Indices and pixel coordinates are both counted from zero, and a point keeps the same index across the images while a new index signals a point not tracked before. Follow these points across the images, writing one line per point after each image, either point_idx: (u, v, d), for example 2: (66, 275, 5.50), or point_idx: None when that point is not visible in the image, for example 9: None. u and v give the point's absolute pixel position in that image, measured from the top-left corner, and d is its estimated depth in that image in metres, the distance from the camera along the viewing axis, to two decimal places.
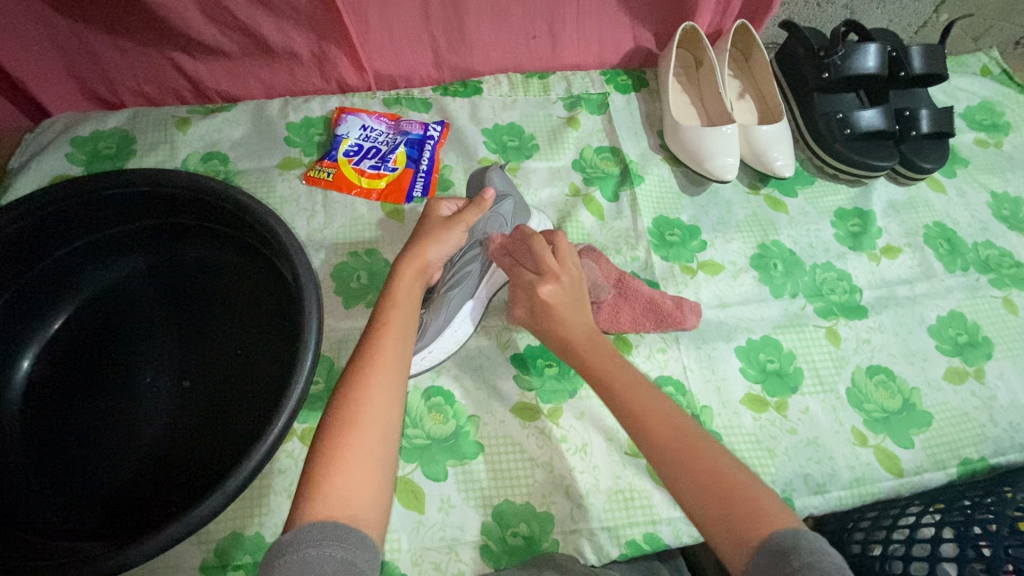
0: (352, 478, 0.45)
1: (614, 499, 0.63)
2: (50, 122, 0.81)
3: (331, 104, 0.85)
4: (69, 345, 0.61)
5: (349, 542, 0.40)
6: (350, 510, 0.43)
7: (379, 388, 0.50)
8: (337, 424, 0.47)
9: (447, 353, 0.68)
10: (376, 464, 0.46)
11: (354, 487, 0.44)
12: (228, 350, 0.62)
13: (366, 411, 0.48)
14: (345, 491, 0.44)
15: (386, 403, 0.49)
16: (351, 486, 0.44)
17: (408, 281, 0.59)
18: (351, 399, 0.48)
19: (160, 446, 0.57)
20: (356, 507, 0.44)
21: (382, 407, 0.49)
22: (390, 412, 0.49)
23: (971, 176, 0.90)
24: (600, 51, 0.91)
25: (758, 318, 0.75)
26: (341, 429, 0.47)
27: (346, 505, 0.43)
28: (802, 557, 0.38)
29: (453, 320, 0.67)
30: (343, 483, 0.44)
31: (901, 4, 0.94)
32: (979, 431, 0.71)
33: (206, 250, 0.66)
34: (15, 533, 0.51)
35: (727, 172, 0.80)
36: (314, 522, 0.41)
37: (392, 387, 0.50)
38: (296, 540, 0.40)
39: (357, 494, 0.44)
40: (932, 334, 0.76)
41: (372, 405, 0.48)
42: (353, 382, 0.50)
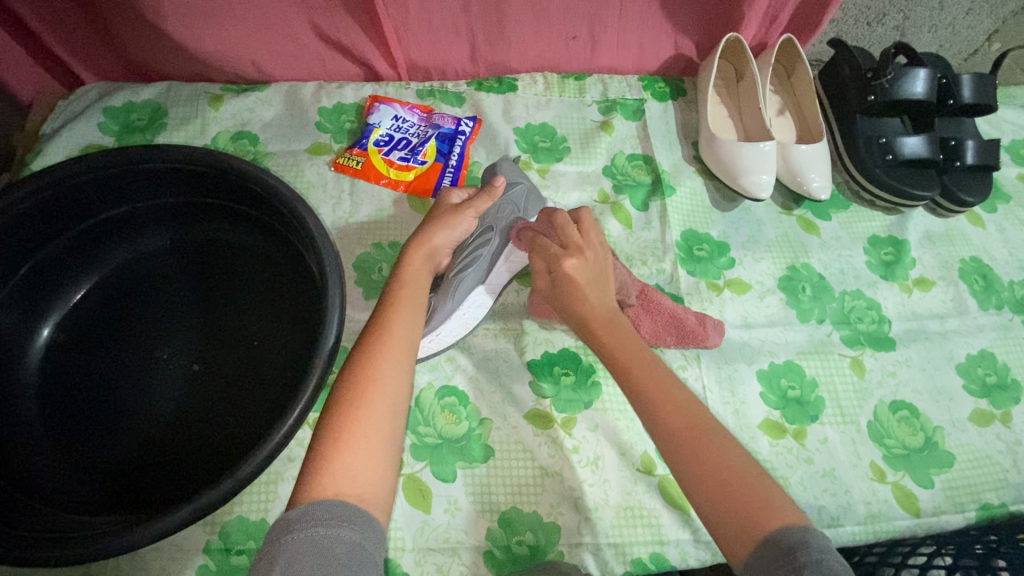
0: (361, 457, 0.44)
1: (623, 516, 0.62)
2: (85, 89, 0.81)
3: (364, 91, 0.84)
4: (89, 317, 0.61)
5: (357, 525, 0.40)
6: (358, 490, 0.42)
7: (388, 367, 0.49)
8: (345, 402, 0.46)
9: (455, 337, 0.67)
10: (385, 445, 0.46)
11: (363, 466, 0.44)
12: (247, 334, 0.61)
13: (376, 389, 0.47)
14: (353, 469, 0.43)
15: (395, 384, 0.49)
16: (358, 463, 0.43)
17: (416, 265, 0.59)
18: (360, 377, 0.48)
19: (173, 425, 0.57)
20: (365, 487, 0.43)
21: (391, 386, 0.48)
22: (398, 391, 0.49)
23: (1012, 213, 0.88)
24: (640, 56, 0.89)
25: (782, 341, 0.74)
26: (348, 407, 0.46)
27: (354, 483, 0.42)
28: (810, 554, 0.36)
29: (463, 304, 0.66)
30: (350, 459, 0.43)
31: (953, 30, 0.91)
32: (1001, 476, 0.69)
33: (230, 232, 0.65)
34: (25, 502, 0.51)
35: (761, 190, 0.79)
36: (323, 500, 0.40)
37: (400, 368, 0.50)
38: (304, 517, 0.39)
39: (365, 472, 0.43)
40: (961, 372, 0.74)
41: (382, 386, 0.48)
42: (362, 360, 0.49)
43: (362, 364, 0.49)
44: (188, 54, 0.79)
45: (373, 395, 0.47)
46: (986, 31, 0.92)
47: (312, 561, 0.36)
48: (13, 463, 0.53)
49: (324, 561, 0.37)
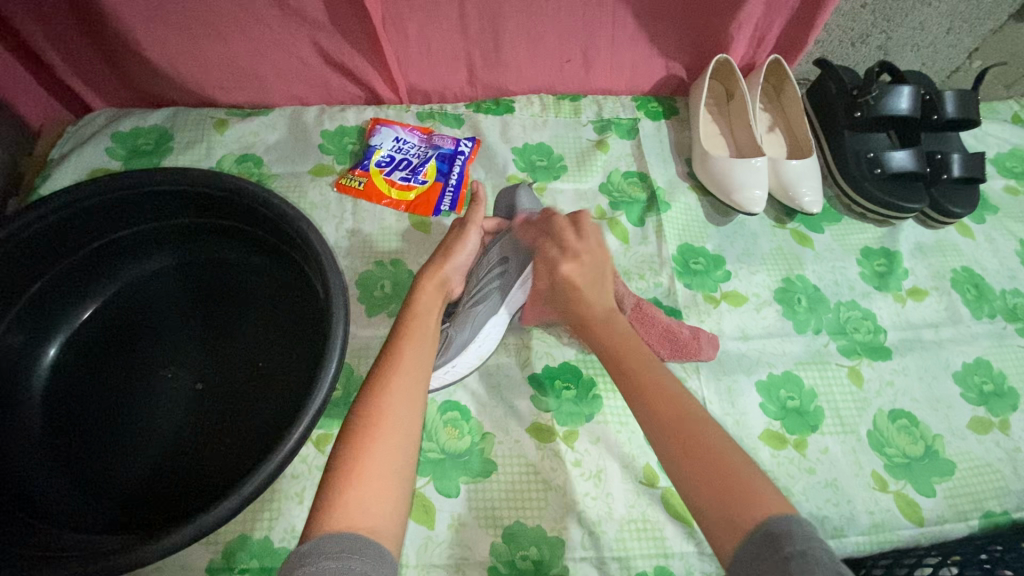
0: (372, 490, 0.44)
1: (628, 529, 0.62)
2: (92, 115, 0.83)
3: (366, 114, 0.86)
4: (94, 337, 0.62)
5: (366, 556, 0.39)
6: (368, 521, 0.42)
7: (398, 398, 0.50)
8: (357, 436, 0.47)
9: (470, 368, 0.67)
10: (395, 475, 0.46)
11: (374, 497, 0.44)
12: (251, 353, 0.62)
13: (388, 419, 0.48)
14: (365, 500, 0.43)
15: (407, 412, 0.49)
16: (369, 497, 0.44)
17: (427, 294, 0.61)
18: (371, 409, 0.49)
19: (175, 444, 0.57)
20: (376, 518, 0.43)
21: (403, 414, 0.49)
22: (410, 419, 0.49)
23: (1000, 224, 0.90)
24: (633, 78, 0.92)
25: (780, 352, 0.74)
26: (359, 441, 0.47)
27: (365, 517, 0.43)
28: (794, 544, 0.37)
29: (478, 333, 0.67)
30: (362, 493, 0.44)
31: (935, 49, 0.94)
32: (1002, 483, 0.69)
33: (234, 251, 0.67)
34: (29, 521, 0.51)
35: (754, 204, 0.81)
36: (333, 531, 0.40)
37: (411, 400, 0.50)
38: (314, 551, 0.39)
39: (375, 505, 0.44)
40: (957, 381, 0.75)
41: (393, 418, 0.48)
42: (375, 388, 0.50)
43: (373, 397, 0.49)
44: (194, 80, 0.81)
45: (386, 424, 0.48)
46: (966, 49, 0.95)
47: None
48: (17, 482, 0.53)
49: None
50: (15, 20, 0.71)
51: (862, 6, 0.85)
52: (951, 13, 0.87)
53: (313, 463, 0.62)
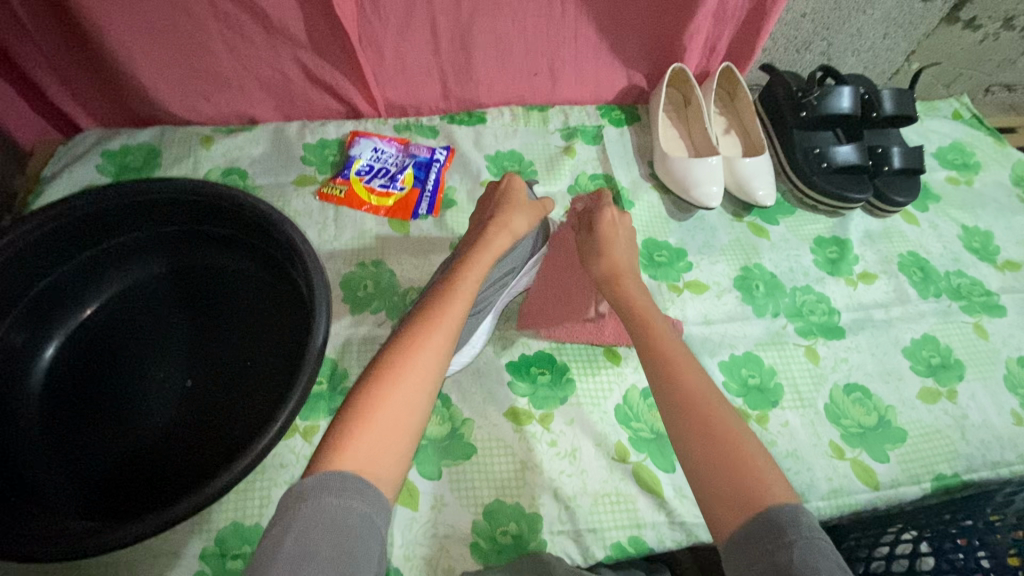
0: (379, 440, 0.47)
1: (601, 502, 0.66)
2: (82, 135, 0.87)
3: (345, 127, 0.91)
4: (89, 338, 0.65)
5: (367, 497, 0.43)
6: (373, 470, 0.45)
7: (423, 357, 0.51)
8: (375, 387, 0.49)
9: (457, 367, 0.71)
10: (404, 430, 0.48)
11: (381, 448, 0.46)
12: (240, 349, 0.66)
13: (408, 378, 0.50)
14: (372, 450, 0.46)
15: (429, 375, 0.51)
16: (377, 446, 0.46)
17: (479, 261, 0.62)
18: (394, 364, 0.51)
19: (170, 435, 0.60)
20: (379, 468, 0.46)
21: (423, 375, 0.51)
22: (430, 380, 0.51)
23: (942, 211, 0.97)
24: (596, 87, 0.98)
25: (741, 334, 0.79)
26: (377, 392, 0.49)
27: (371, 464, 0.45)
28: (799, 531, 0.41)
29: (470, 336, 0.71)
30: (370, 441, 0.46)
31: (874, 53, 1.02)
32: (952, 448, 0.74)
33: (221, 256, 0.70)
34: (28, 508, 0.54)
35: (711, 200, 0.86)
36: (338, 472, 0.43)
37: (434, 364, 0.52)
38: (319, 487, 0.42)
39: (381, 455, 0.46)
40: (907, 355, 0.80)
41: (413, 376, 0.50)
42: (404, 348, 0.52)
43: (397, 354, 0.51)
44: (181, 99, 0.86)
45: (403, 382, 0.50)
46: (903, 52, 1.03)
47: (324, 530, 0.40)
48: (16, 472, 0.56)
49: (333, 529, 0.40)
50: (9, 43, 0.75)
51: (803, 16, 0.92)
52: (884, 20, 0.95)
53: (300, 452, 0.65)
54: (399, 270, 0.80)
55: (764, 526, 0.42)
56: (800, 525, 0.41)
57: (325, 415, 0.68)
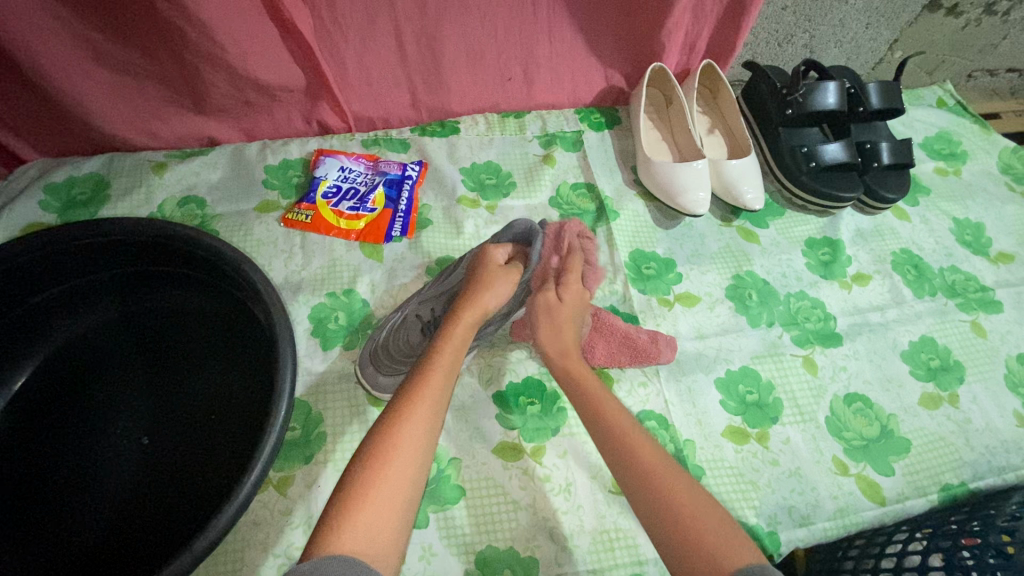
0: (380, 516, 0.44)
1: (600, 540, 0.62)
2: (23, 169, 0.80)
3: (309, 146, 0.86)
4: (36, 398, 0.59)
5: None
6: (372, 549, 0.42)
7: (416, 422, 0.49)
8: (370, 460, 0.46)
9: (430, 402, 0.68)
10: (402, 502, 0.46)
11: (380, 525, 0.43)
12: (203, 401, 0.60)
13: (404, 448, 0.47)
14: (371, 526, 0.43)
15: (421, 442, 0.48)
16: (377, 523, 0.43)
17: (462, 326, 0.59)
18: (389, 432, 0.48)
19: (128, 503, 0.55)
20: (378, 545, 0.43)
21: (417, 443, 0.48)
22: (424, 447, 0.48)
23: (933, 204, 0.94)
24: (574, 90, 0.94)
25: (736, 348, 0.76)
26: (373, 464, 0.46)
27: (371, 543, 0.42)
28: None
29: None
30: (370, 518, 0.43)
31: (857, 43, 0.99)
32: (956, 455, 0.72)
33: (179, 298, 0.65)
34: None
35: (699, 206, 0.83)
36: (336, 555, 0.40)
37: (427, 431, 0.49)
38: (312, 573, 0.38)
39: (382, 531, 0.43)
40: (905, 359, 0.78)
41: (408, 444, 0.48)
42: (400, 415, 0.49)
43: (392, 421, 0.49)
44: (129, 125, 0.79)
45: (400, 452, 0.47)
46: (886, 41, 1.00)
47: None
48: None
49: None
50: None
51: (784, 8, 0.88)
52: (867, 9, 0.91)
53: (275, 507, 0.60)
54: (374, 299, 0.75)
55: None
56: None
57: (300, 464, 0.63)
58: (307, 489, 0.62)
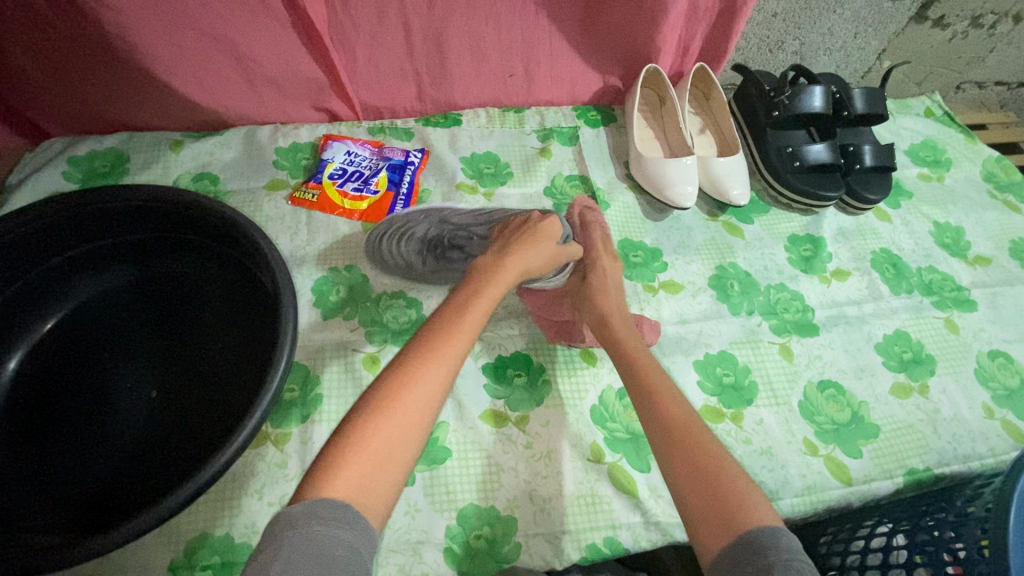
0: (374, 465, 0.45)
1: (576, 504, 0.65)
2: (48, 143, 0.85)
3: (319, 131, 0.91)
4: (54, 349, 0.64)
5: (355, 528, 0.41)
6: (365, 498, 0.43)
7: (425, 379, 0.50)
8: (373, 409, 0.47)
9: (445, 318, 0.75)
10: (398, 459, 0.46)
11: (373, 475, 0.45)
12: (208, 359, 0.65)
13: (406, 401, 0.48)
14: (364, 474, 0.44)
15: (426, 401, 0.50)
16: (370, 473, 0.44)
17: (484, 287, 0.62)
18: (395, 384, 0.49)
19: (135, 447, 0.59)
20: (371, 494, 0.44)
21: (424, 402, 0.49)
22: (428, 406, 0.50)
23: (914, 208, 0.98)
24: (573, 88, 0.98)
25: (716, 333, 0.80)
26: (376, 412, 0.47)
27: (361, 491, 0.43)
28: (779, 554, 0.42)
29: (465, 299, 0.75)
30: (364, 465, 0.44)
31: (846, 52, 1.03)
32: (923, 442, 0.75)
33: (190, 265, 0.69)
34: None
35: (686, 199, 0.87)
36: (327, 498, 0.42)
37: (434, 390, 0.50)
38: (308, 514, 0.40)
39: (372, 480, 0.44)
40: (879, 351, 0.81)
41: (412, 399, 0.49)
42: (406, 371, 0.50)
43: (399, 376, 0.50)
44: (150, 108, 0.84)
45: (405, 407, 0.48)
46: (875, 51, 1.04)
47: (309, 562, 0.38)
48: None
49: (325, 564, 0.38)
50: None
51: (774, 15, 0.93)
52: (854, 19, 0.96)
53: (271, 460, 0.64)
54: (373, 274, 0.79)
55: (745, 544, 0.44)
56: (780, 550, 0.43)
57: (297, 422, 0.67)
58: (302, 445, 0.66)
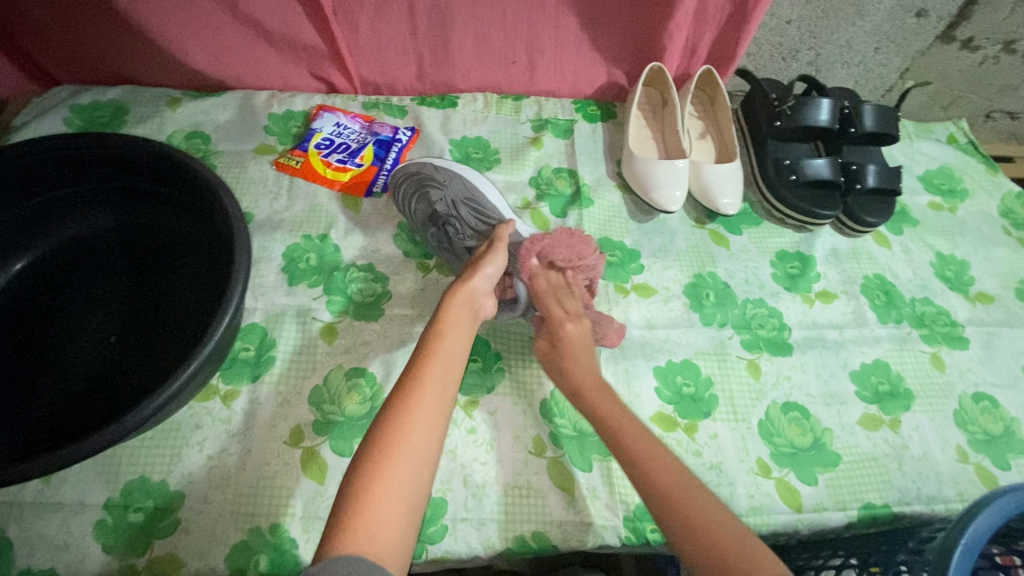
0: (383, 513, 0.45)
1: (509, 495, 0.65)
2: (56, 89, 0.89)
3: (314, 101, 0.92)
4: (32, 284, 0.68)
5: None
6: (377, 549, 0.43)
7: (420, 413, 0.50)
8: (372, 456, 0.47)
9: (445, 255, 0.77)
10: (406, 500, 0.46)
11: (384, 520, 0.45)
12: (168, 308, 0.68)
13: (404, 441, 0.48)
14: (376, 522, 0.44)
15: (422, 441, 0.49)
16: (380, 519, 0.45)
17: (458, 308, 0.60)
18: (390, 423, 0.49)
19: (89, 384, 0.63)
20: (384, 544, 0.44)
21: (419, 444, 0.49)
22: (426, 445, 0.49)
23: (918, 236, 0.93)
24: (575, 81, 0.97)
25: (683, 341, 0.78)
26: (377, 459, 0.47)
27: (375, 540, 0.44)
28: None
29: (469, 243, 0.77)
30: (372, 514, 0.45)
31: (866, 67, 0.99)
32: (885, 477, 0.72)
33: (164, 217, 0.72)
34: None
35: (671, 203, 0.85)
36: (342, 556, 0.42)
37: (430, 423, 0.50)
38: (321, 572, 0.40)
39: (384, 527, 0.45)
40: (854, 379, 0.78)
41: (410, 439, 0.49)
42: (397, 412, 0.50)
43: (392, 419, 0.50)
44: (152, 63, 0.86)
45: (399, 454, 0.48)
46: (897, 69, 0.99)
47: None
48: None
49: None
50: None
51: (788, 22, 0.89)
52: (876, 33, 0.91)
53: (216, 415, 0.66)
54: (345, 246, 0.80)
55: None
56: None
57: (247, 381, 0.69)
58: (249, 404, 0.67)
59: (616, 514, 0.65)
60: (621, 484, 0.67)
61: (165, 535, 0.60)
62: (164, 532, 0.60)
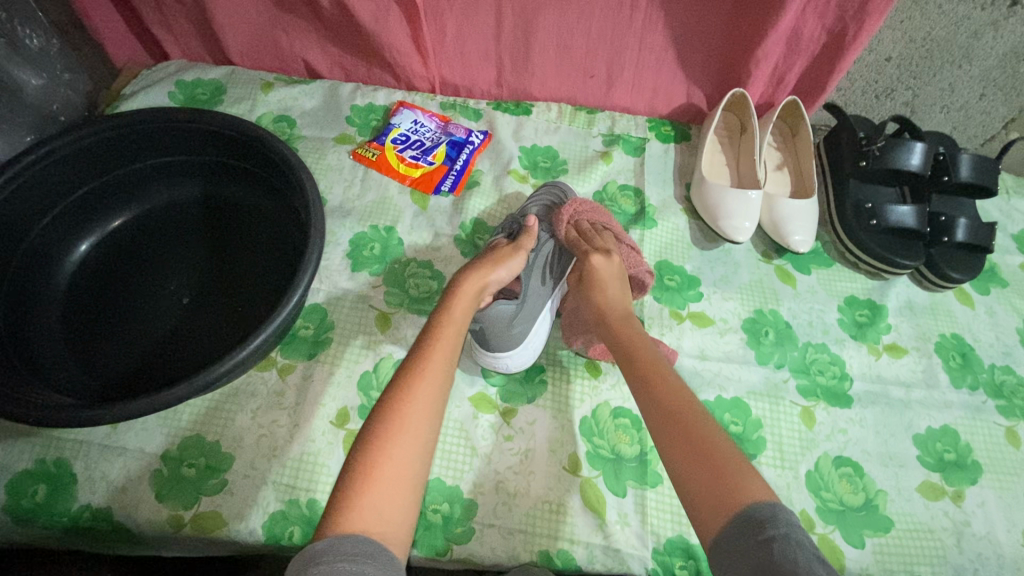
0: (386, 498, 0.46)
1: (539, 508, 0.65)
2: (165, 64, 0.95)
3: (394, 96, 0.95)
4: (121, 242, 0.74)
5: (380, 561, 0.42)
6: (383, 528, 0.45)
7: (423, 403, 0.52)
8: (377, 440, 0.49)
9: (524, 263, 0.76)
10: (409, 485, 0.48)
11: (388, 504, 0.46)
12: (241, 279, 0.72)
13: (405, 428, 0.50)
14: (377, 506, 0.46)
15: (423, 427, 0.51)
16: (385, 503, 0.46)
17: (463, 302, 0.62)
18: (395, 409, 0.51)
19: (161, 341, 0.68)
20: (389, 525, 0.45)
21: (418, 432, 0.51)
22: (427, 435, 0.51)
23: (1006, 299, 0.87)
24: (652, 100, 0.96)
25: (734, 378, 0.75)
26: (382, 441, 0.49)
27: (378, 523, 0.45)
28: (777, 529, 0.41)
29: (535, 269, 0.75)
30: (377, 498, 0.46)
31: (967, 113, 0.93)
32: (940, 552, 0.67)
33: (246, 193, 0.77)
34: (39, 377, 0.63)
35: (739, 234, 0.82)
36: (350, 533, 0.43)
37: (430, 416, 0.52)
38: (329, 551, 0.41)
39: (389, 513, 0.46)
40: (917, 443, 0.73)
41: (413, 426, 0.50)
42: (403, 397, 0.52)
43: (398, 405, 0.51)
44: (253, 45, 0.92)
45: (401, 439, 0.49)
46: (1002, 118, 0.92)
47: None
48: (38, 351, 0.65)
49: None
50: None
51: (887, 59, 0.85)
52: (983, 78, 0.86)
53: (272, 386, 0.70)
54: (408, 240, 0.82)
55: (739, 521, 0.42)
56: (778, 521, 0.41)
57: (303, 358, 0.72)
58: (303, 380, 0.70)
59: (645, 545, 0.64)
60: (655, 515, 0.65)
61: (211, 494, 0.63)
62: (211, 490, 0.63)
